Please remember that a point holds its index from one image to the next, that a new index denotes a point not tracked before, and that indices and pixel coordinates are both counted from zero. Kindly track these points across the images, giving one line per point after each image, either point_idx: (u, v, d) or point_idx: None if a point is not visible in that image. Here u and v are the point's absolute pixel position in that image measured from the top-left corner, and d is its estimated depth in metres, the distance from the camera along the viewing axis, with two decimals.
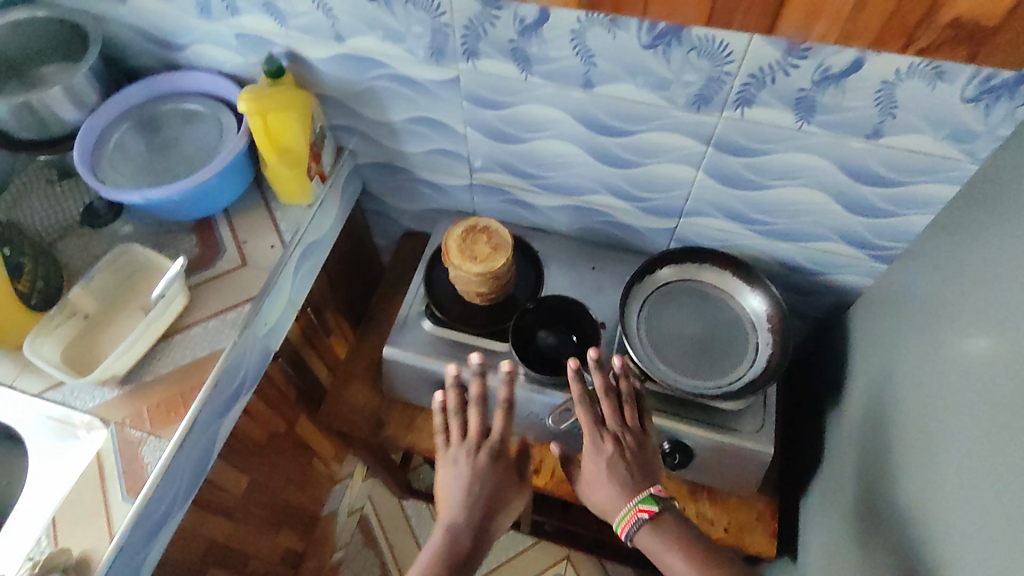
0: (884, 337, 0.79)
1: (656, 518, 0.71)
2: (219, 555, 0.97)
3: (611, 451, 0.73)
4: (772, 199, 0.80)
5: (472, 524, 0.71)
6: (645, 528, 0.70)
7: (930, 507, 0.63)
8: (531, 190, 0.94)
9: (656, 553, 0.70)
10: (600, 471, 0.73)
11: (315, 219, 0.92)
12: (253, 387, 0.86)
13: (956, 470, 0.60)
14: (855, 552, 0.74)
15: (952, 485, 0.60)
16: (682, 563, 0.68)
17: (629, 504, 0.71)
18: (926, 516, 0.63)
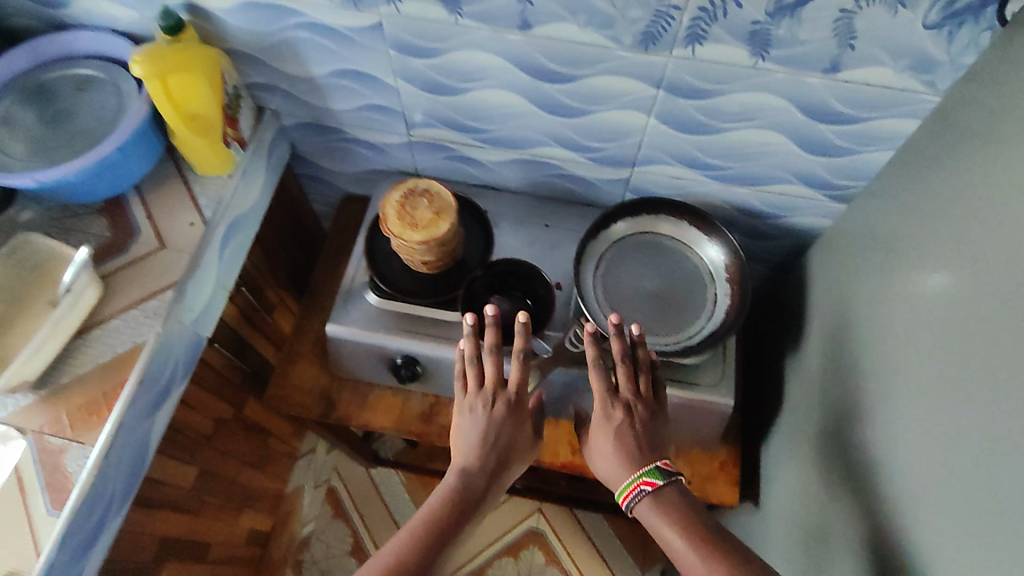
0: (843, 280, 0.77)
1: (658, 492, 0.66)
2: (174, 549, 0.93)
3: (619, 419, 0.70)
4: (727, 143, 0.76)
5: (484, 472, 0.67)
6: (644, 502, 0.66)
7: (889, 454, 0.62)
8: (474, 145, 0.87)
9: (655, 528, 0.65)
10: (605, 436, 0.70)
11: (238, 191, 0.84)
12: (187, 377, 0.80)
13: (915, 416, 0.59)
14: (817, 499, 0.74)
15: (912, 431, 0.59)
16: (681, 543, 0.63)
17: (633, 476, 0.68)
18: (884, 464, 0.62)
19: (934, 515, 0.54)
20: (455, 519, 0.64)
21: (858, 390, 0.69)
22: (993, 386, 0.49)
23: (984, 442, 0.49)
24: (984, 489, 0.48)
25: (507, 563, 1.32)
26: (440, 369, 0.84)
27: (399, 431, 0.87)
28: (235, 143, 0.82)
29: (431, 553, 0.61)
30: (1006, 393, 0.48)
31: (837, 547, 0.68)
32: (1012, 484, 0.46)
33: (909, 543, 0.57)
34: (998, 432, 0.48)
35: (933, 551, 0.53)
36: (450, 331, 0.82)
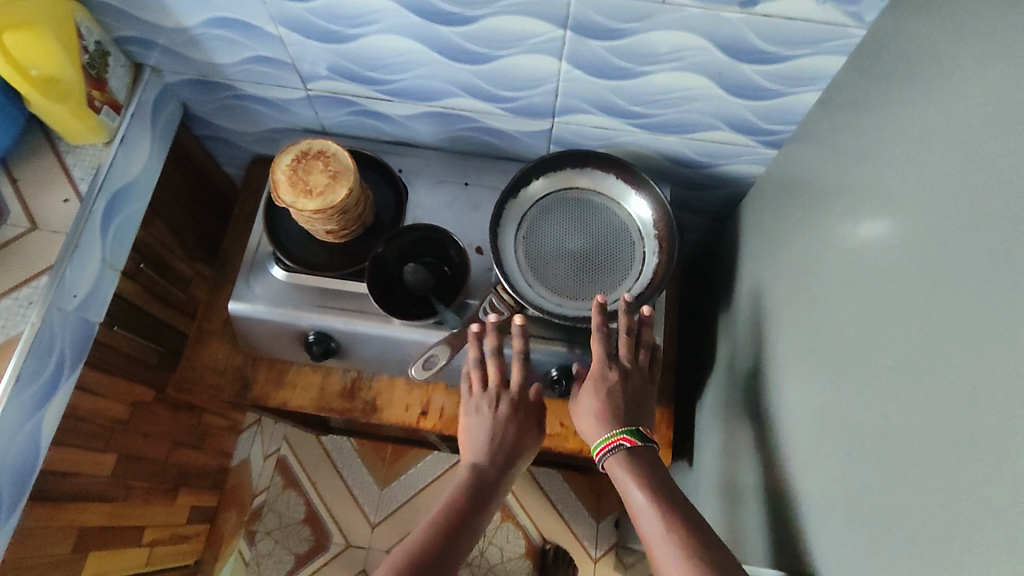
0: (772, 233, 0.72)
1: (635, 450, 0.64)
2: (101, 538, 0.89)
3: (613, 381, 0.68)
4: (649, 88, 0.69)
5: (495, 466, 0.68)
6: (618, 457, 0.64)
7: (810, 420, 0.59)
8: (379, 99, 0.79)
9: (621, 484, 0.62)
10: (594, 393, 0.68)
11: (119, 160, 0.76)
12: (77, 365, 0.75)
13: (837, 382, 0.56)
14: (742, 460, 0.72)
15: (832, 397, 0.56)
16: (641, 495, 0.60)
17: (612, 431, 0.66)
18: (808, 421, 0.59)
19: (849, 486, 0.52)
20: (471, 509, 0.64)
21: (784, 351, 0.66)
22: (915, 351, 0.46)
23: (901, 412, 0.46)
24: (898, 462, 0.46)
25: None
26: (355, 344, 0.78)
27: (322, 408, 0.84)
28: (106, 107, 0.73)
29: (453, 543, 0.61)
30: (926, 360, 0.44)
31: (760, 509, 0.66)
32: (926, 457, 0.43)
33: (824, 511, 0.55)
34: (915, 402, 0.45)
35: (847, 522, 0.51)
36: (363, 304, 0.76)
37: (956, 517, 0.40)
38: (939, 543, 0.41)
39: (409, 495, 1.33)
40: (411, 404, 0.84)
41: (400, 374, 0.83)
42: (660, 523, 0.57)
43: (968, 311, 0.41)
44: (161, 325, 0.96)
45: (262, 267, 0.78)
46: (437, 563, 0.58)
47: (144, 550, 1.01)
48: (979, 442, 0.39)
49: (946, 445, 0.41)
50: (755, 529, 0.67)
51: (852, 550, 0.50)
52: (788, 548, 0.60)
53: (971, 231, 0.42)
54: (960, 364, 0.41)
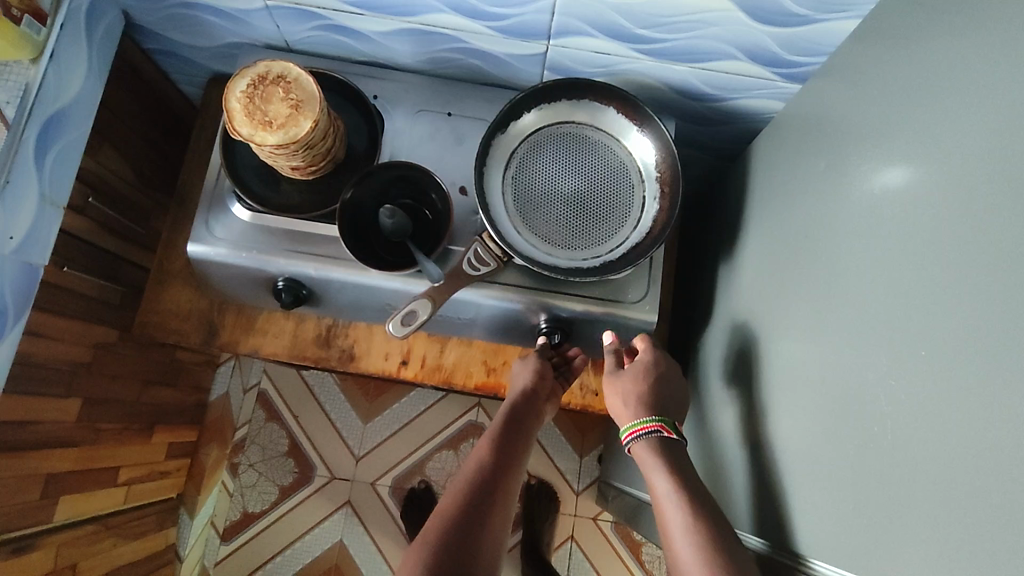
0: (784, 179, 0.66)
1: (667, 440, 0.62)
2: (72, 482, 0.86)
3: (658, 376, 0.68)
4: (657, 8, 0.60)
5: (537, 403, 0.71)
6: (648, 442, 0.62)
7: (800, 381, 0.55)
8: (349, 12, 0.68)
9: (649, 470, 0.60)
10: (637, 376, 0.67)
11: (48, 83, 0.66)
12: (22, 313, 0.68)
13: (837, 344, 0.51)
14: (723, 416, 0.69)
15: (829, 359, 0.52)
16: (669, 485, 0.57)
17: (649, 417, 0.64)
18: (800, 386, 0.55)
19: (838, 454, 0.48)
20: (515, 441, 0.67)
21: (780, 311, 0.61)
22: (932, 324, 0.41)
23: (908, 380, 0.42)
24: (899, 436, 0.42)
25: (447, 455, 1.31)
26: (329, 291, 0.72)
27: (295, 356, 0.79)
28: (28, 16, 0.63)
29: (502, 470, 0.63)
30: (945, 333, 0.40)
31: (736, 467, 0.64)
32: (933, 433, 0.39)
33: (805, 478, 0.52)
34: (929, 371, 0.40)
35: (829, 492, 0.48)
36: (337, 249, 0.69)
37: (958, 503, 0.36)
38: (933, 530, 0.38)
39: (394, 430, 1.32)
40: (390, 352, 0.79)
41: (378, 322, 0.78)
42: (685, 515, 0.55)
43: (1006, 282, 0.36)
44: (117, 260, 0.89)
45: (224, 205, 0.70)
46: (495, 482, 0.62)
47: (120, 489, 0.99)
48: (997, 427, 0.34)
49: (953, 428, 0.37)
50: (730, 488, 0.65)
51: (831, 517, 0.48)
52: (761, 512, 0.59)
53: (1017, 191, 0.36)
54: (985, 341, 0.36)
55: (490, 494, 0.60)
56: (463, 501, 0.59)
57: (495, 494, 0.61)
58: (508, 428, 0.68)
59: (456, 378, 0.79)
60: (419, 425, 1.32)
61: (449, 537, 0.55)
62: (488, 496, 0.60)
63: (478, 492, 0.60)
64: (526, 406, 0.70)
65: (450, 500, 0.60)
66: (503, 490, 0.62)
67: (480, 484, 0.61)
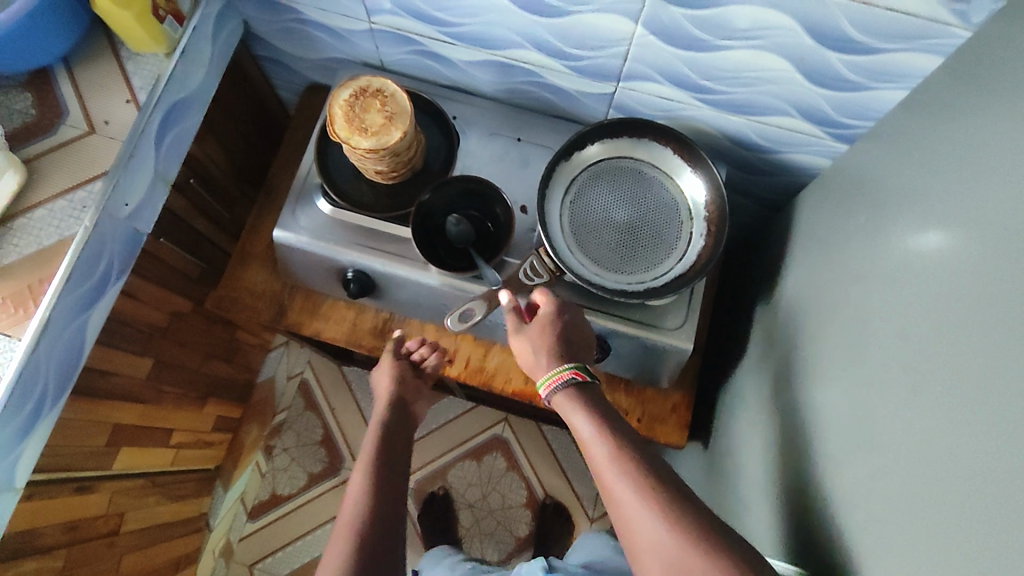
0: (825, 230, 0.70)
1: (584, 385, 0.63)
2: (133, 435, 0.93)
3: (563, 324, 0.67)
4: (723, 63, 0.66)
5: (404, 403, 0.75)
6: (567, 392, 0.62)
7: (838, 422, 0.58)
8: (443, 41, 0.76)
9: (570, 416, 0.62)
10: (542, 329, 0.67)
11: (179, 73, 0.75)
12: (124, 273, 0.76)
13: (876, 389, 0.54)
14: (758, 450, 0.72)
15: (862, 397, 0.55)
16: (590, 425, 0.59)
17: (559, 367, 0.63)
18: (834, 423, 0.59)
19: (870, 492, 0.51)
20: (398, 435, 0.71)
21: (817, 352, 0.65)
22: (955, 363, 0.45)
23: (954, 420, 0.43)
24: (947, 477, 0.43)
25: (469, 465, 1.36)
26: (392, 286, 0.79)
27: (352, 343, 0.86)
28: (170, 16, 0.72)
29: (395, 468, 0.67)
30: (966, 374, 0.44)
31: (772, 499, 0.67)
32: (954, 464, 0.42)
33: (853, 521, 0.53)
34: (956, 414, 0.43)
35: (859, 521, 0.52)
36: (404, 248, 0.76)
37: (971, 523, 0.40)
38: (958, 566, 0.40)
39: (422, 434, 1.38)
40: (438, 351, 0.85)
41: (431, 323, 0.84)
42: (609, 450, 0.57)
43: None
44: (203, 240, 0.98)
45: (310, 199, 0.79)
46: (396, 481, 0.65)
47: (170, 451, 1.06)
48: (1009, 456, 0.38)
49: (969, 455, 0.41)
50: (765, 520, 0.68)
51: (862, 544, 0.51)
52: (794, 542, 0.61)
53: None
54: (998, 379, 0.40)
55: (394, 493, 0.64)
56: (372, 512, 0.61)
57: (396, 491, 0.65)
58: (385, 442, 0.69)
59: (495, 382, 0.84)
60: (447, 432, 1.38)
61: (370, 549, 0.58)
62: (387, 522, 0.61)
63: (381, 517, 0.61)
64: (397, 414, 0.73)
65: (341, 548, 0.58)
66: (399, 485, 0.65)
67: (374, 509, 0.61)
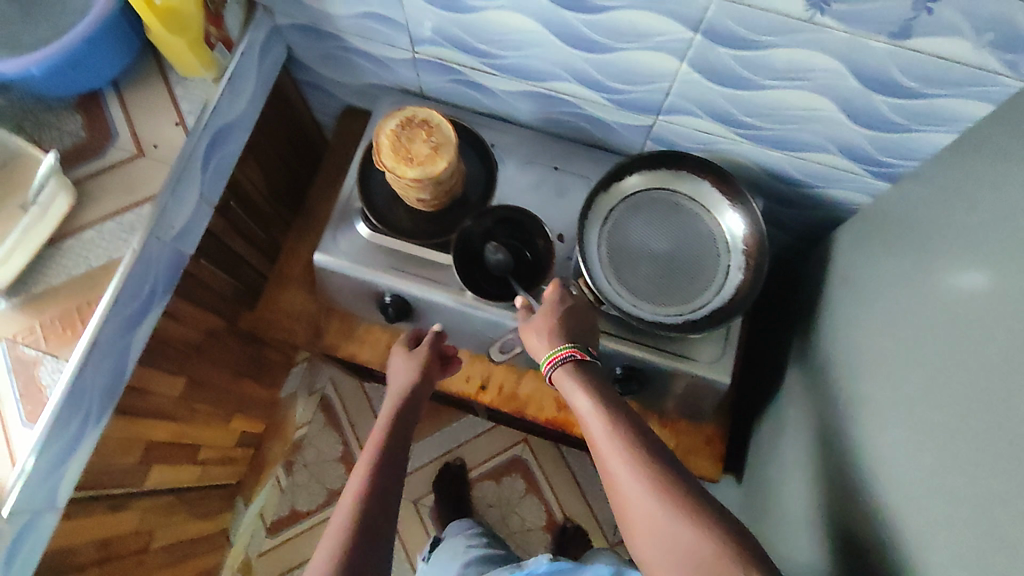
0: (863, 267, 0.70)
1: (582, 362, 0.66)
2: (164, 452, 0.94)
3: (567, 307, 0.69)
4: (767, 102, 0.67)
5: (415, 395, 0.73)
6: (567, 368, 0.65)
7: (884, 459, 0.57)
8: (486, 72, 0.78)
9: (569, 393, 0.64)
10: (548, 313, 0.68)
11: (225, 99, 0.76)
12: (168, 295, 0.77)
13: (925, 425, 0.53)
14: (798, 488, 0.72)
15: (900, 433, 0.56)
16: (588, 401, 0.62)
17: (558, 346, 0.66)
18: (874, 461, 0.59)
19: (908, 528, 0.51)
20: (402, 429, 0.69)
21: (858, 389, 0.65)
22: (993, 402, 0.45)
23: (1000, 452, 0.43)
24: (999, 491, 0.42)
25: (489, 485, 1.37)
26: (430, 312, 0.80)
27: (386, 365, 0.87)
28: (220, 43, 0.73)
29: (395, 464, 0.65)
30: (1003, 415, 0.44)
31: (812, 538, 0.67)
32: (993, 504, 0.43)
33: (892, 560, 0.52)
34: (995, 455, 0.44)
35: (898, 557, 0.52)
36: (443, 274, 0.77)
37: (1004, 561, 0.40)
38: None
39: (443, 453, 1.38)
40: (471, 376, 0.85)
41: (465, 348, 0.85)
42: (606, 426, 0.60)
43: None
44: (239, 259, 0.99)
45: (350, 224, 0.80)
46: (394, 478, 0.64)
47: (197, 467, 1.07)
48: None
49: (1006, 494, 0.42)
50: (803, 558, 0.68)
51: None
52: None
53: None
54: None
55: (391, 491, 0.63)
56: (365, 506, 0.60)
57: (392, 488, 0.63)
58: (393, 436, 0.68)
59: (528, 410, 0.85)
60: (467, 452, 1.38)
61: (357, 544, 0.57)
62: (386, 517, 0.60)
63: (373, 512, 0.60)
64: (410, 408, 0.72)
65: (329, 545, 0.57)
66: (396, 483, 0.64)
67: (374, 494, 0.61)
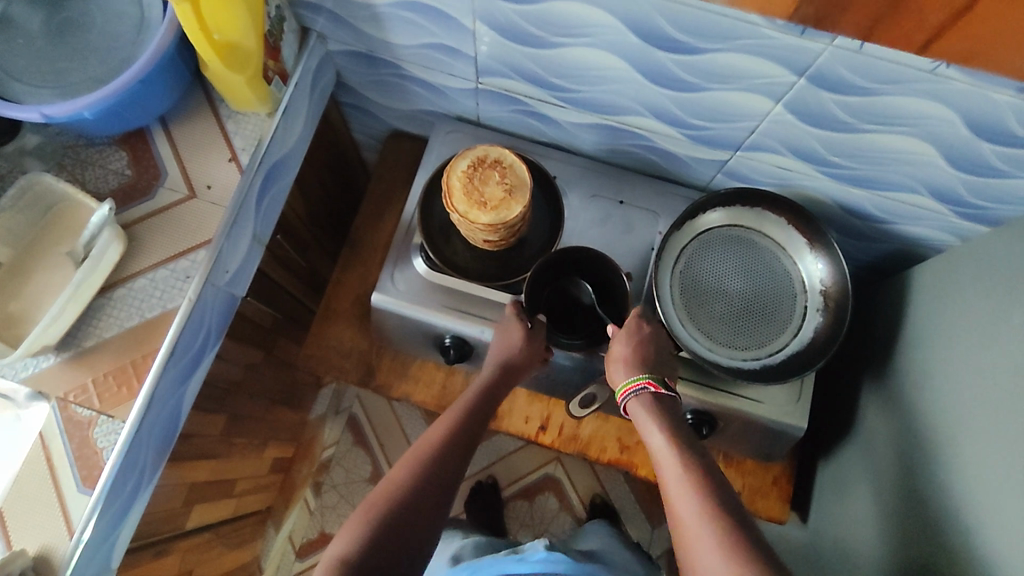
0: (947, 311, 0.68)
1: (657, 396, 0.62)
2: (205, 491, 0.90)
3: (645, 335, 0.66)
4: (861, 144, 0.64)
5: (503, 383, 0.67)
6: (640, 399, 0.62)
7: (986, 518, 0.55)
8: (553, 104, 0.74)
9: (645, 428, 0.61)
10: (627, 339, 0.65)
11: (278, 133, 0.72)
12: (219, 339, 0.73)
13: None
14: (878, 536, 0.70)
15: (1007, 498, 0.54)
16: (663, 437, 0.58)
17: (635, 374, 0.63)
18: (974, 522, 0.57)
19: None
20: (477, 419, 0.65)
21: (950, 442, 0.63)
22: None
23: None
24: None
25: (522, 505, 1.34)
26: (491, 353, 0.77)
27: (442, 405, 0.84)
28: (276, 76, 0.69)
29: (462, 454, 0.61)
30: None
31: None
32: None
33: None
34: None
35: None
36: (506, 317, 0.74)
37: None
38: None
39: (475, 472, 1.36)
40: (530, 416, 0.83)
41: (525, 387, 0.82)
42: (680, 466, 0.55)
43: None
44: (278, 289, 0.95)
45: (408, 261, 0.76)
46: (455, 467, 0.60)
47: (232, 500, 1.03)
48: None
49: None
50: None
51: None
52: None
53: None
54: None
55: (448, 480, 0.59)
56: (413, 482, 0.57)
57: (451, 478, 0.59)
58: (458, 428, 0.63)
59: (590, 451, 0.83)
60: (499, 471, 1.36)
61: (395, 516, 0.55)
62: (428, 499, 0.57)
63: (421, 491, 0.57)
64: (485, 402, 0.66)
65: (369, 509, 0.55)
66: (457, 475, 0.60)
67: (429, 473, 0.58)
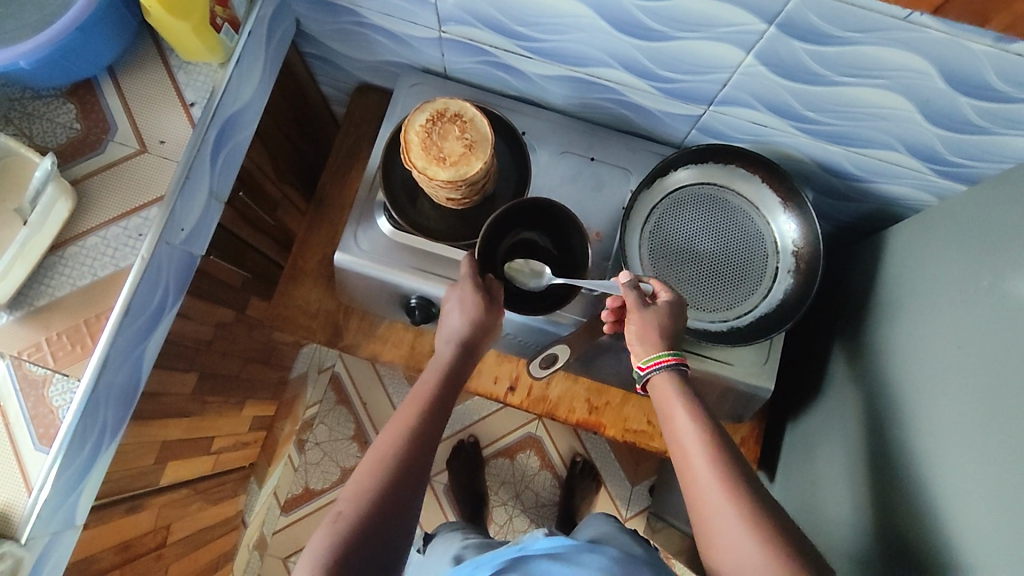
0: (919, 274, 0.67)
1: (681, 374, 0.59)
2: (180, 449, 0.91)
3: (676, 311, 0.61)
4: (836, 97, 0.61)
5: (466, 357, 0.65)
6: (668, 376, 0.58)
7: (948, 481, 0.55)
8: (518, 54, 0.71)
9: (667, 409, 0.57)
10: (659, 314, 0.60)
11: (232, 85, 0.69)
12: (177, 298, 0.72)
13: (991, 451, 0.51)
14: (843, 496, 0.70)
15: (966, 461, 0.53)
16: (688, 422, 0.55)
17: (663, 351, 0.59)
18: (935, 484, 0.56)
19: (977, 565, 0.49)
20: (444, 398, 0.62)
21: (915, 405, 0.62)
22: None
23: None
24: None
25: (502, 463, 1.36)
26: None
27: (411, 366, 0.84)
28: (226, 24, 0.66)
29: (431, 439, 0.59)
30: None
31: (858, 552, 0.65)
32: None
33: None
34: None
35: None
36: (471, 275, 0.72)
37: None
38: None
39: (456, 431, 1.37)
40: (499, 377, 0.83)
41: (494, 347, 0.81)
42: (709, 462, 0.52)
43: None
44: (246, 247, 0.93)
45: (371, 220, 0.74)
46: (425, 454, 0.58)
47: (211, 457, 1.04)
48: None
49: None
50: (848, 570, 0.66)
51: None
52: None
53: None
54: None
55: (417, 469, 0.56)
56: (384, 479, 0.54)
57: (421, 467, 0.57)
58: (418, 426, 0.59)
59: (559, 412, 0.83)
60: (479, 430, 1.37)
61: (367, 518, 0.52)
62: (400, 497, 0.54)
63: (393, 488, 0.54)
64: (443, 390, 0.63)
65: (340, 512, 0.53)
66: (427, 462, 0.58)
67: (399, 466, 0.56)
